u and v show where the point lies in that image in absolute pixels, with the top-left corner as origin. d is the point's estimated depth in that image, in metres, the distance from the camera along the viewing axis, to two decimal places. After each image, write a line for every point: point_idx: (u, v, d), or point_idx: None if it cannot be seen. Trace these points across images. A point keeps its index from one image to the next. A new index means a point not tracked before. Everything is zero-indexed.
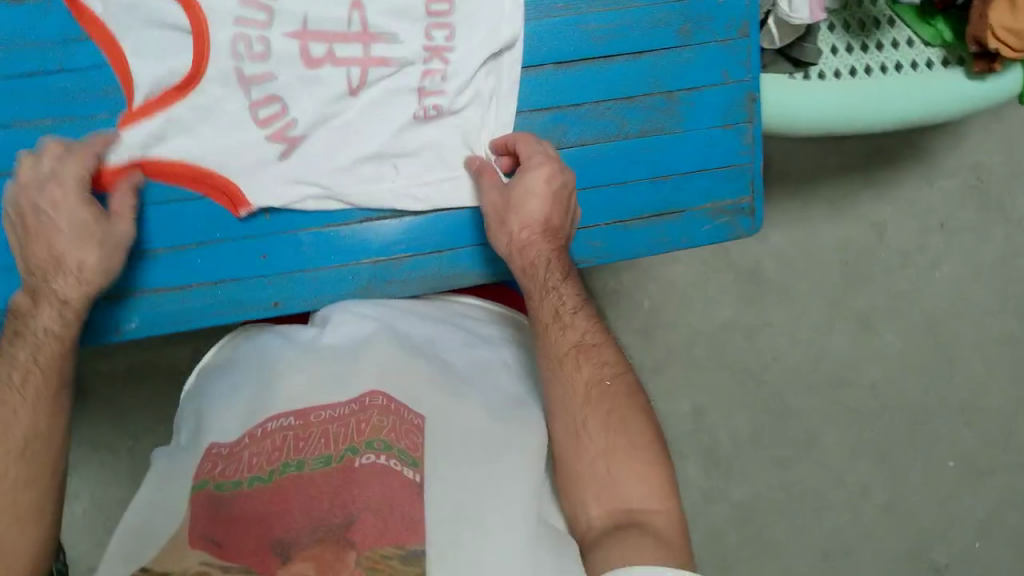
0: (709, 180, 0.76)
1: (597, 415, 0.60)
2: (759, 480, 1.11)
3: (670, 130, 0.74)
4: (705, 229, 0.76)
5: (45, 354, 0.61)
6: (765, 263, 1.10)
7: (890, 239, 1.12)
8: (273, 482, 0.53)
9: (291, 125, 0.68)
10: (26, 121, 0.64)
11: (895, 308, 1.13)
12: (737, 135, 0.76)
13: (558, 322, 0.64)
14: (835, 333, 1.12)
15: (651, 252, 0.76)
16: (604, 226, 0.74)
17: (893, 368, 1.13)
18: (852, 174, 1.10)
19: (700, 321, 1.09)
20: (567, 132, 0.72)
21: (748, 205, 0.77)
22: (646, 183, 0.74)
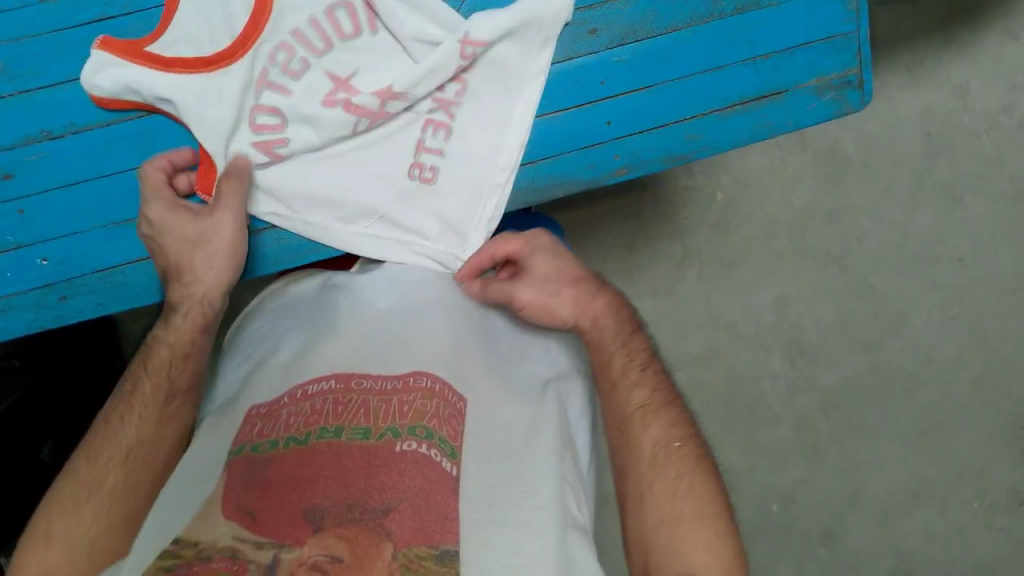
0: (812, 54, 0.71)
1: (664, 478, 0.61)
2: (848, 365, 1.08)
3: (767, 5, 0.70)
4: (810, 108, 0.72)
5: (162, 359, 0.64)
6: (844, 141, 1.06)
7: (974, 102, 1.06)
8: (309, 444, 0.53)
9: (281, 142, 0.67)
10: None
11: (983, 174, 1.07)
12: (840, 0, 0.71)
13: (626, 379, 0.67)
14: (921, 208, 1.07)
15: (754, 137, 0.72)
16: (701, 116, 0.71)
17: (984, 240, 1.08)
18: (931, 35, 1.05)
19: (779, 210, 1.06)
20: (656, 19, 0.69)
21: (856, 77, 0.72)
22: (744, 65, 0.70)
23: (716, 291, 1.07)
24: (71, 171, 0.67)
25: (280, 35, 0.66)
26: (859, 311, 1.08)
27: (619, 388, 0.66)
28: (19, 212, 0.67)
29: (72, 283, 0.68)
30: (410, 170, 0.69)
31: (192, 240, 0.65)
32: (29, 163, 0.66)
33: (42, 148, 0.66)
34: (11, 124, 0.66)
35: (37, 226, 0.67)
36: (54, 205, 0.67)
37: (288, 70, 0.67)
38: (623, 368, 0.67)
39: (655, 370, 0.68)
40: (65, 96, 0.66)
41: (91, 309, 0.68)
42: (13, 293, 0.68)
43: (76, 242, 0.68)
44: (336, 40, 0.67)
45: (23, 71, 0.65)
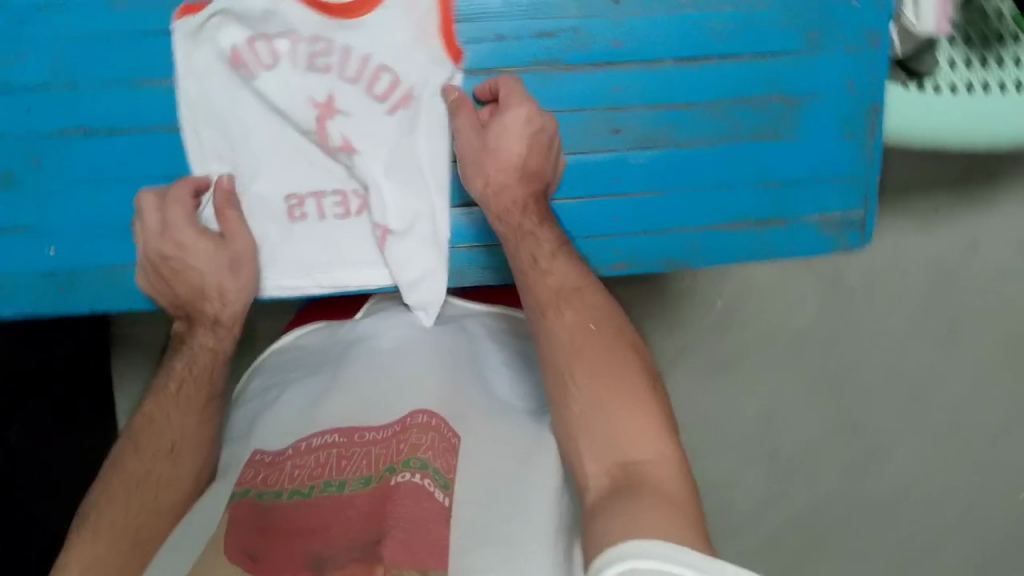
0: (819, 189, 0.72)
1: (585, 367, 0.58)
2: (824, 488, 1.10)
3: (784, 137, 0.71)
4: (811, 239, 0.73)
5: (200, 364, 0.67)
6: (851, 272, 1.07)
7: (983, 257, 1.08)
8: (312, 497, 0.54)
9: (251, 74, 0.63)
10: (149, 82, 0.63)
11: (981, 327, 1.09)
12: (855, 146, 0.71)
13: (535, 267, 0.63)
14: (916, 348, 1.09)
15: (750, 257, 0.73)
16: (704, 229, 0.72)
17: (973, 387, 1.09)
18: (948, 187, 1.06)
19: (778, 326, 1.07)
20: (678, 131, 0.69)
21: (858, 219, 0.73)
22: (754, 189, 0.71)
23: (701, 394, 1.07)
24: (98, 168, 0.65)
25: (296, 43, 0.63)
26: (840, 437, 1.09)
27: (528, 276, 0.63)
28: (40, 197, 0.65)
29: (75, 276, 0.67)
30: (289, 201, 0.67)
31: (228, 265, 0.66)
32: (59, 152, 0.65)
33: (75, 140, 0.64)
34: (51, 113, 0.64)
35: (50, 216, 0.66)
36: (75, 198, 0.66)
37: (263, 59, 0.63)
38: (528, 237, 0.64)
39: (567, 253, 0.64)
40: (107, 98, 0.64)
41: (89, 307, 0.68)
42: (16, 274, 0.67)
43: (89, 240, 0.67)
44: (361, 85, 0.65)
45: (77, 68, 0.63)
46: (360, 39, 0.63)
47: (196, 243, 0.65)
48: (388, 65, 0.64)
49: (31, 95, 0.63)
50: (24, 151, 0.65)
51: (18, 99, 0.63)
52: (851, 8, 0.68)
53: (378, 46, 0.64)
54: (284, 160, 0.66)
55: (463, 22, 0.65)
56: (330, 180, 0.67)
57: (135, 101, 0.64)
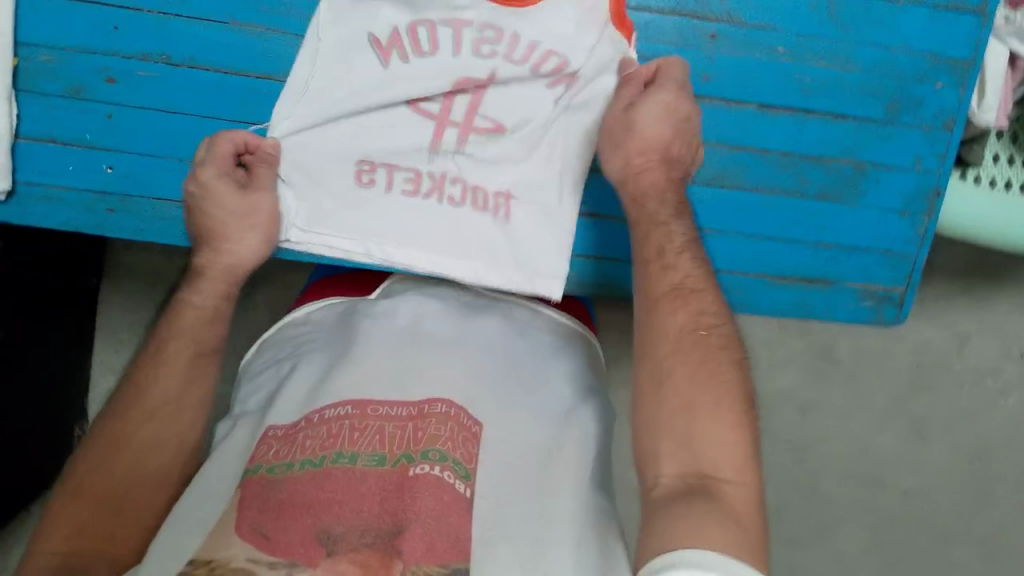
0: (869, 261, 0.82)
1: (687, 362, 0.54)
2: (770, 550, 1.08)
3: (845, 203, 0.80)
4: (849, 306, 0.84)
5: (192, 322, 0.64)
6: (840, 343, 1.10)
7: (967, 355, 1.11)
8: (324, 468, 0.52)
9: (404, 53, 0.67)
10: (243, 25, 0.72)
11: (953, 423, 1.11)
12: (912, 225, 0.81)
13: (661, 260, 0.60)
14: (887, 432, 1.10)
15: (791, 312, 0.83)
16: (755, 276, 0.82)
17: (932, 481, 1.10)
18: (947, 280, 1.10)
19: (760, 382, 1.09)
20: (748, 174, 0.79)
21: (897, 296, 0.84)
22: (809, 248, 0.82)
23: None
24: (171, 101, 0.74)
25: (460, 29, 0.67)
26: (796, 504, 1.09)
27: (651, 269, 0.60)
28: (108, 116, 0.74)
29: (126, 199, 0.76)
30: (361, 164, 0.69)
31: (240, 211, 0.66)
32: (134, 78, 0.73)
33: (156, 68, 0.73)
34: (136, 39, 0.73)
35: (119, 140, 0.75)
36: (143, 124, 0.75)
37: (422, 44, 0.67)
38: (660, 227, 0.62)
39: (695, 254, 0.61)
40: (189, 33, 0.72)
41: (128, 228, 0.77)
42: (68, 187, 0.76)
43: (143, 164, 0.76)
44: (527, 67, 0.67)
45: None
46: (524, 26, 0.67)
47: (218, 185, 0.65)
48: (556, 49, 0.67)
49: (118, 17, 0.72)
50: (99, 69, 0.73)
51: (106, 19, 0.72)
52: (931, 91, 0.77)
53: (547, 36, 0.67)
54: (396, 132, 0.68)
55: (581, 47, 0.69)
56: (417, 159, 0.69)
57: (216, 42, 0.73)
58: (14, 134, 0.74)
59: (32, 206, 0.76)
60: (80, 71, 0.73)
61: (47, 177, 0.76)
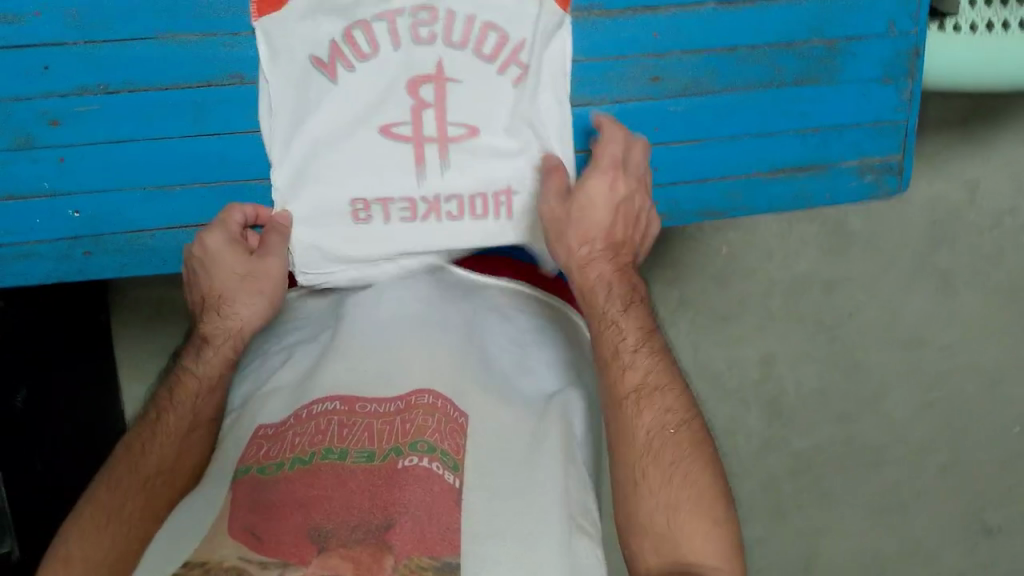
0: (859, 134, 0.76)
1: (659, 463, 0.58)
2: (823, 433, 1.13)
3: (826, 83, 0.73)
4: (850, 186, 0.77)
5: (187, 393, 0.67)
6: (852, 217, 1.05)
7: (982, 200, 1.06)
8: (313, 465, 0.55)
9: (348, 65, 0.66)
10: (169, 36, 0.66)
11: (979, 268, 1.09)
12: (896, 90, 0.74)
13: (618, 360, 0.62)
14: (915, 292, 1.09)
15: (790, 206, 0.77)
16: (743, 177, 0.75)
17: (969, 331, 1.11)
18: (952, 128, 1.03)
19: (780, 273, 1.06)
20: (717, 78, 0.72)
21: (896, 164, 0.77)
22: (793, 135, 0.75)
23: (705, 341, 1.08)
24: (120, 130, 0.68)
25: (394, 19, 0.65)
26: (839, 384, 1.11)
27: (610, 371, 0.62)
28: (61, 160, 0.69)
29: (99, 240, 0.72)
30: (355, 204, 0.70)
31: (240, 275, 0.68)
32: (78, 114, 0.67)
33: (96, 99, 0.67)
34: (69, 72, 0.66)
35: (73, 179, 0.69)
36: (97, 159, 0.69)
37: (360, 49, 0.66)
38: (612, 326, 0.63)
39: (651, 348, 0.63)
40: (131, 54, 0.66)
41: (112, 269, 0.73)
42: (40, 240, 0.71)
43: (109, 201, 0.71)
44: (469, 49, 0.67)
45: (94, 22, 0.65)
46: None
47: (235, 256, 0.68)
48: (497, 23, 0.66)
49: (49, 54, 0.65)
50: (41, 112, 0.67)
51: (37, 57, 0.65)
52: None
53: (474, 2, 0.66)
54: (373, 149, 0.69)
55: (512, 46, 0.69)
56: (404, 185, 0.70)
57: (158, 54, 0.66)
58: None
59: (12, 266, 0.72)
60: (22, 118, 0.67)
61: (17, 235, 0.71)
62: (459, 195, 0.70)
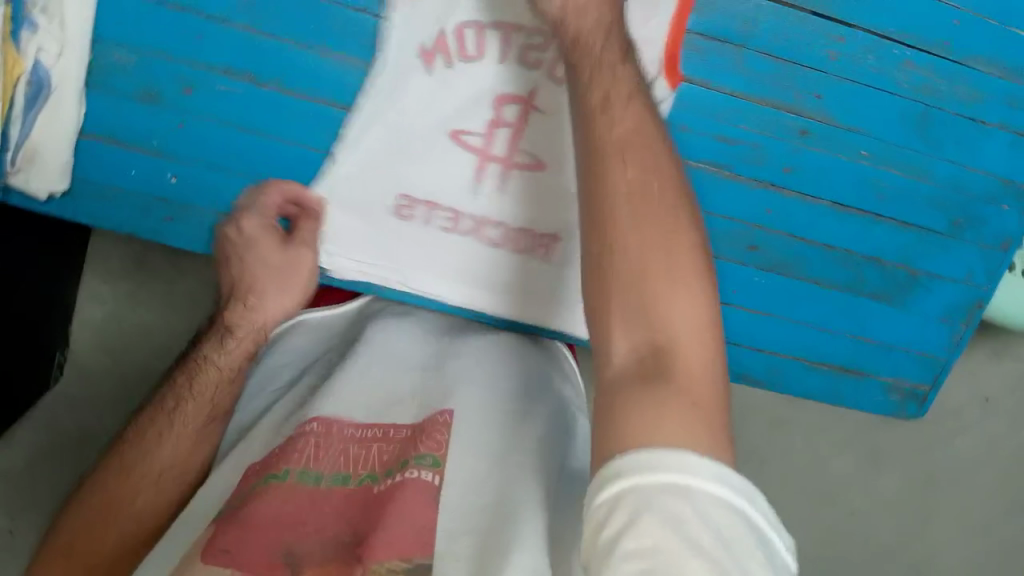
0: (906, 357, 0.95)
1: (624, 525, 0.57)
2: None
3: (896, 304, 0.91)
4: (878, 393, 0.97)
5: (204, 382, 0.75)
6: None
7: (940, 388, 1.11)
8: (287, 483, 0.61)
9: (444, 62, 0.73)
10: (326, 55, 0.73)
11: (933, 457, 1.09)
12: (950, 331, 0.93)
13: None
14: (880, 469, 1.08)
15: (821, 392, 0.95)
16: (794, 358, 0.92)
17: (959, 521, 1.09)
18: None
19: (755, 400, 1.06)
20: (809, 268, 0.87)
21: (921, 392, 0.98)
22: (851, 338, 0.92)
23: None
24: (241, 115, 0.76)
25: (508, 45, 0.73)
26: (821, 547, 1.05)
27: None
28: (180, 125, 0.76)
29: (184, 206, 0.80)
30: (399, 200, 0.79)
31: (276, 267, 0.78)
32: (215, 90, 0.75)
33: (236, 84, 0.74)
34: (217, 51, 0.73)
35: (178, 145, 0.77)
36: (211, 136, 0.77)
37: (466, 50, 0.73)
38: None
39: None
40: (275, 56, 0.73)
41: (184, 236, 0.81)
42: (130, 188, 0.79)
43: (205, 174, 0.79)
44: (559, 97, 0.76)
45: (258, 14, 0.72)
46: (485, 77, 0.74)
47: (265, 244, 0.77)
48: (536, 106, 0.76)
49: (204, 26, 0.72)
50: (179, 78, 0.74)
51: (192, 24, 0.72)
52: (996, 213, 0.87)
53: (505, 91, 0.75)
54: (440, 149, 0.77)
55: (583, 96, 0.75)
56: (446, 197, 0.80)
57: (309, 66, 0.74)
58: (79, 131, 0.76)
59: (91, 203, 0.79)
60: (158, 76, 0.74)
61: (107, 175, 0.78)
62: (481, 218, 0.81)
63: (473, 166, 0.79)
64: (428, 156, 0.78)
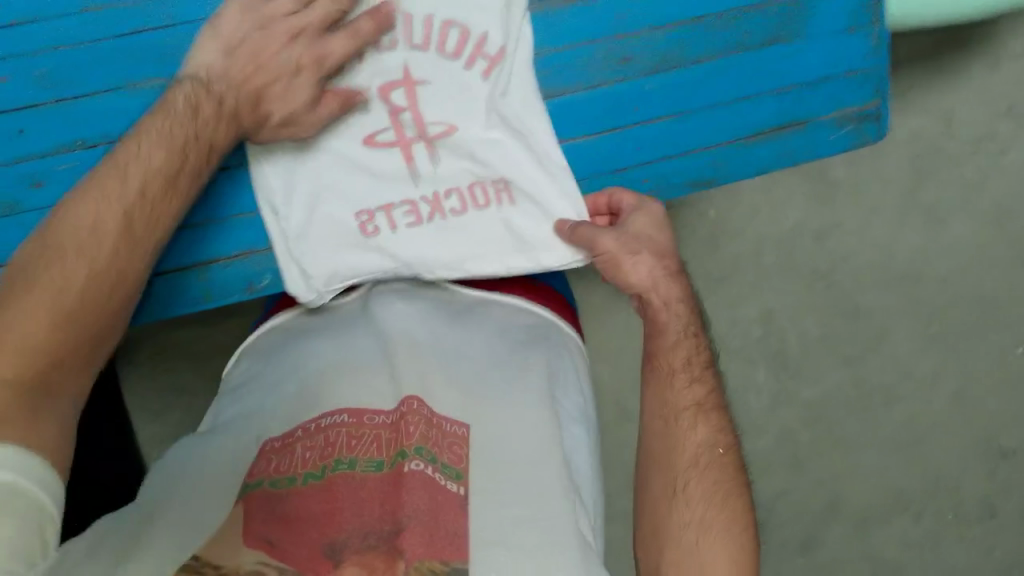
0: (837, 87, 0.82)
1: (703, 481, 0.63)
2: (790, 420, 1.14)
3: (795, 39, 0.79)
4: (830, 138, 0.82)
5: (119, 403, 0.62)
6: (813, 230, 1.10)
7: (943, 156, 1.11)
8: (326, 479, 0.55)
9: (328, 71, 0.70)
10: (139, 82, 0.69)
11: (930, 262, 1.14)
12: (862, 38, 0.81)
13: (686, 373, 0.68)
14: (874, 290, 1.13)
15: (772, 164, 0.82)
16: (725, 146, 0.80)
17: (964, 316, 1.16)
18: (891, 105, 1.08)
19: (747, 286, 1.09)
20: (689, 49, 0.77)
21: (873, 111, 0.83)
22: (771, 97, 0.80)
23: None
24: None
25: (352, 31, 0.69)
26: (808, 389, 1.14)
27: (676, 381, 0.68)
28: None
29: None
30: (360, 216, 0.73)
31: None
32: (60, 172, 0.69)
33: (73, 156, 0.69)
34: (46, 132, 0.68)
35: None
36: None
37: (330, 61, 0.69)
38: (677, 348, 0.69)
39: (714, 405, 0.68)
40: (101, 104, 0.69)
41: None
42: None
43: None
44: (432, 51, 0.71)
45: (61, 80, 0.68)
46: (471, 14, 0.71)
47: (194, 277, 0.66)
48: (453, 18, 0.71)
49: (24, 117, 0.68)
50: (23, 176, 0.69)
51: (9, 122, 0.68)
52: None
53: (513, 38, 0.72)
54: (365, 166, 0.72)
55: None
56: (405, 188, 0.73)
57: (123, 103, 0.69)
58: None
59: None
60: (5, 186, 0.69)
61: None
62: (459, 189, 0.74)
63: (385, 133, 0.72)
64: (353, 176, 0.72)
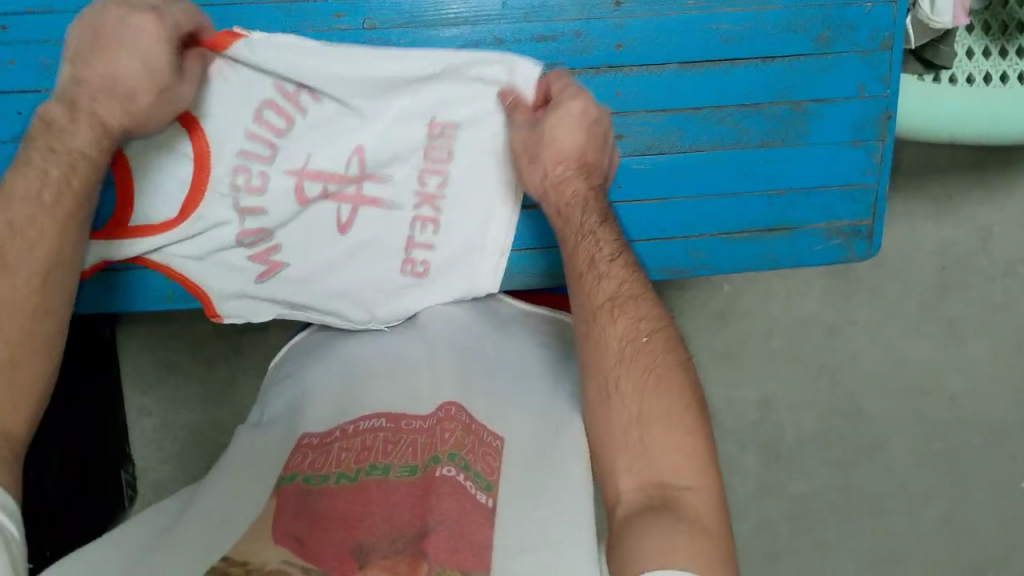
0: (830, 199, 0.76)
1: (630, 374, 0.55)
2: (821, 478, 1.08)
3: (794, 145, 0.73)
4: (817, 249, 0.77)
5: (59, 203, 0.55)
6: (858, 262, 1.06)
7: (993, 247, 1.07)
8: (359, 481, 0.53)
9: (252, 195, 0.65)
10: None
11: (988, 318, 1.08)
12: (865, 153, 0.74)
13: (592, 270, 0.60)
14: (922, 337, 1.08)
15: (758, 265, 0.77)
16: (707, 237, 0.76)
17: (991, 401, 1.09)
18: (958, 175, 1.05)
19: (779, 312, 1.06)
20: (683, 136, 0.72)
21: (866, 228, 0.77)
22: (760, 197, 0.75)
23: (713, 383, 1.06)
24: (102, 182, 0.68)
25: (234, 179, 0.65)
26: (837, 427, 1.08)
27: (584, 282, 0.60)
28: None
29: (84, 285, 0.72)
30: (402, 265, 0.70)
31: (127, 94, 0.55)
32: None
33: None
34: None
35: None
36: None
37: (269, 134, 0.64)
38: (588, 238, 0.61)
39: (627, 259, 0.61)
40: None
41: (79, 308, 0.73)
42: None
43: None
44: (276, 133, 0.64)
45: None
46: (337, 71, 0.63)
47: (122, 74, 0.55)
48: (273, 101, 0.63)
49: (24, 102, 0.65)
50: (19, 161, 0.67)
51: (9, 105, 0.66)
52: (861, 12, 0.70)
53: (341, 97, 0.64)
54: (316, 221, 0.68)
55: (462, 26, 0.68)
56: (398, 225, 0.69)
57: None
58: None
59: None
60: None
61: None
62: (418, 174, 0.68)
63: (341, 212, 0.68)
64: (331, 251, 0.69)
